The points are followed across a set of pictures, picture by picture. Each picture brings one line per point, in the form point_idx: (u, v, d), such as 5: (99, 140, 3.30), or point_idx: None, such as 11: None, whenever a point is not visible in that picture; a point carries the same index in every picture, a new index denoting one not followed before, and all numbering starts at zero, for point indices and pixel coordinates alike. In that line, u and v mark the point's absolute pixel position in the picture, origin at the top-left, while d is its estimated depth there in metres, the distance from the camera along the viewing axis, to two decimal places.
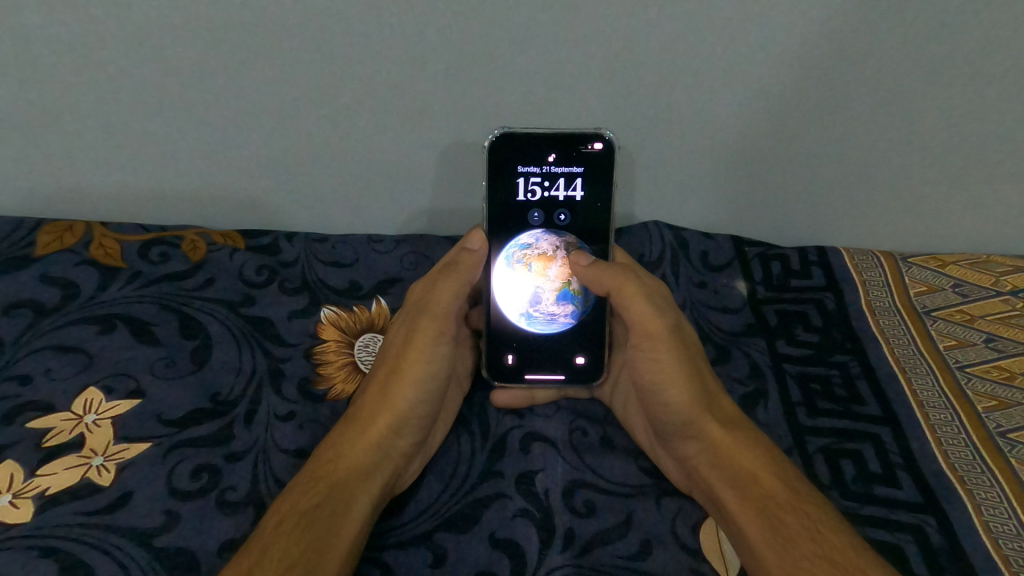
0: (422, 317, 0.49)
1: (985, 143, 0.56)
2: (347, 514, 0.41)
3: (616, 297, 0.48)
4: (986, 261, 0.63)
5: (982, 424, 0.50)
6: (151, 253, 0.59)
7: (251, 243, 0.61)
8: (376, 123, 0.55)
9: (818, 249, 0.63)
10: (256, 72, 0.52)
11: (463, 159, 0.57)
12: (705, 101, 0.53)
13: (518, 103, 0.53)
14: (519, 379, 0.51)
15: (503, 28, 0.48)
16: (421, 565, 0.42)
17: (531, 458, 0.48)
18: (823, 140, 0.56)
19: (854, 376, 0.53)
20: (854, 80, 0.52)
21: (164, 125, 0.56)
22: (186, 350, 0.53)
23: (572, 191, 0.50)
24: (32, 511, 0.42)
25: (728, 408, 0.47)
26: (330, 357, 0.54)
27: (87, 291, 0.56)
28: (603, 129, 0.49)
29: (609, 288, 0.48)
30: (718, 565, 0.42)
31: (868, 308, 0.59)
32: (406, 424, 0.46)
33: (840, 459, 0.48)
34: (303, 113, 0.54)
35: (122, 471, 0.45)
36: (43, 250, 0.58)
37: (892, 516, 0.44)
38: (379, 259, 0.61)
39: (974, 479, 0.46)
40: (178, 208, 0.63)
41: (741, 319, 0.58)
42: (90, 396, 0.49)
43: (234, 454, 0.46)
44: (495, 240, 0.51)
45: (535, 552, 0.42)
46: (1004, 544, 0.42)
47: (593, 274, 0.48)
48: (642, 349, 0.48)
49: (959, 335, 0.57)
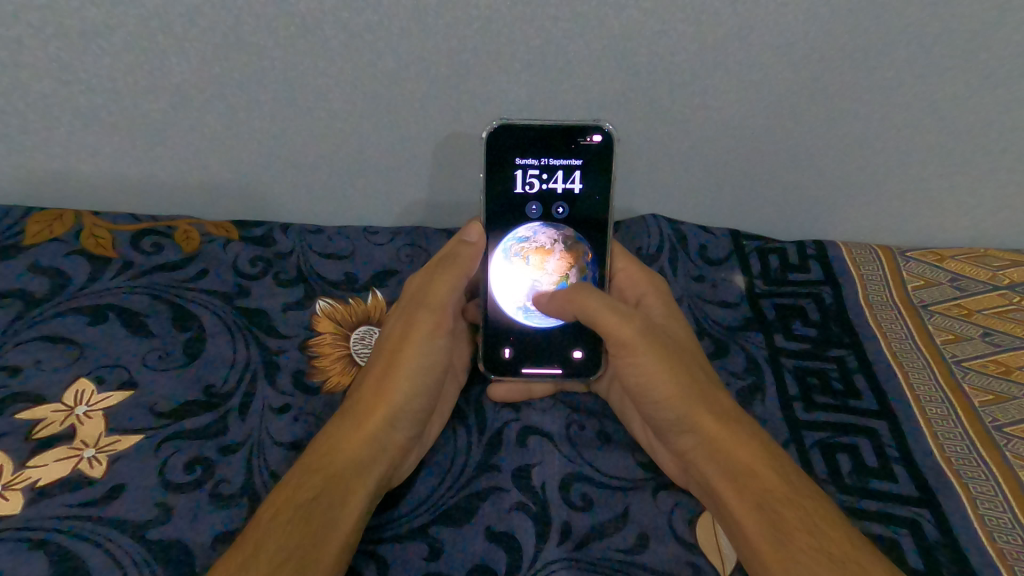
0: (420, 309, 0.48)
1: (982, 141, 0.57)
2: (343, 508, 0.40)
3: (581, 318, 0.47)
4: (984, 256, 0.63)
5: (978, 419, 0.50)
6: (142, 243, 0.59)
7: (245, 234, 0.60)
8: (373, 114, 0.54)
9: (816, 243, 0.63)
10: (253, 60, 0.50)
11: (460, 150, 0.57)
12: (707, 95, 0.53)
13: (517, 93, 0.52)
14: (516, 373, 0.51)
15: (503, 19, 0.48)
16: (417, 558, 0.41)
17: (529, 452, 0.47)
18: (824, 136, 0.56)
19: (851, 371, 0.54)
20: (857, 75, 0.52)
21: (159, 116, 0.55)
22: (179, 341, 0.52)
23: (571, 183, 0.50)
24: (22, 504, 0.42)
25: (724, 401, 0.46)
26: (326, 350, 0.53)
27: (77, 281, 0.55)
28: (603, 121, 0.48)
29: (573, 312, 0.47)
30: (714, 558, 0.42)
31: (866, 302, 0.59)
32: (403, 416, 0.45)
33: (838, 453, 0.48)
34: (302, 103, 0.53)
35: (115, 463, 0.44)
36: (31, 240, 0.57)
37: (888, 510, 0.44)
38: (376, 252, 0.61)
39: (970, 473, 0.46)
40: (170, 199, 0.62)
41: (739, 312, 0.58)
42: (81, 387, 0.48)
43: (228, 446, 0.46)
44: (494, 232, 0.50)
45: (532, 546, 0.42)
46: (999, 538, 0.42)
47: (557, 304, 0.48)
48: (620, 354, 0.47)
49: (956, 329, 0.58)
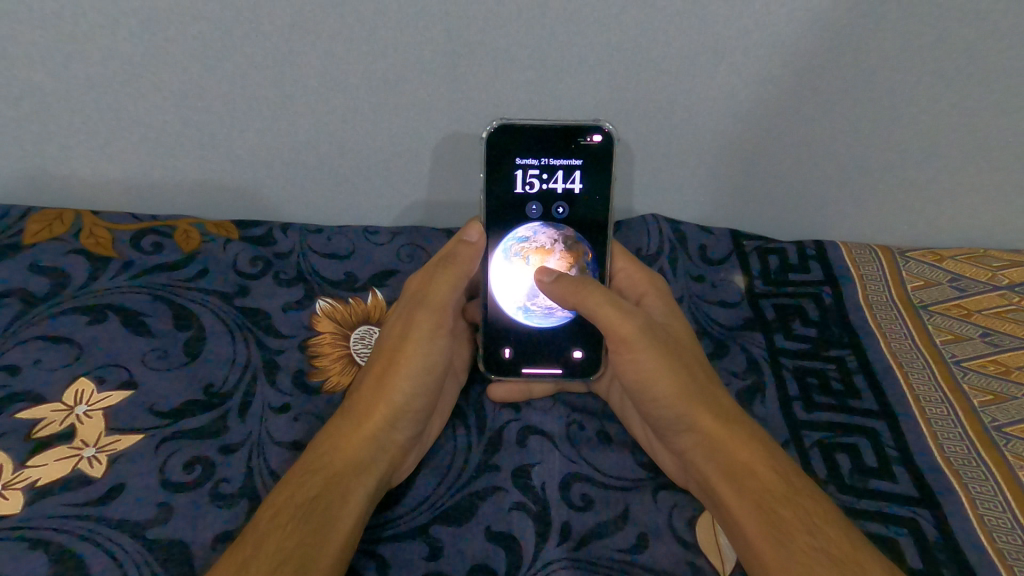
0: (420, 308, 0.48)
1: (982, 141, 0.57)
2: (343, 507, 0.40)
3: (582, 310, 0.46)
4: (983, 256, 0.63)
5: (977, 419, 0.50)
6: (142, 243, 0.59)
7: (245, 234, 0.60)
8: (374, 114, 0.54)
9: (816, 243, 0.63)
10: (254, 59, 0.50)
11: (460, 149, 0.57)
12: (707, 95, 0.53)
13: (517, 93, 0.52)
14: (516, 373, 0.51)
15: (504, 19, 0.48)
16: (417, 558, 0.41)
17: (528, 452, 0.47)
18: (824, 135, 0.56)
19: (851, 371, 0.54)
20: (857, 75, 0.52)
21: (161, 116, 0.55)
22: (179, 341, 0.52)
23: (571, 183, 0.50)
24: (21, 503, 0.42)
25: (724, 401, 0.47)
26: (326, 349, 0.53)
27: (77, 281, 0.55)
28: (603, 121, 0.48)
29: (574, 303, 0.47)
30: (714, 557, 0.42)
31: (865, 302, 0.59)
32: (403, 416, 0.45)
33: (837, 453, 0.48)
34: (303, 104, 0.53)
35: (115, 463, 0.44)
36: (31, 239, 0.57)
37: (888, 510, 0.44)
38: (376, 252, 0.61)
39: (969, 473, 0.46)
40: (171, 199, 0.62)
41: (739, 313, 0.58)
42: (80, 387, 0.48)
43: (228, 446, 0.46)
44: (495, 232, 0.50)
45: (532, 546, 0.42)
46: (998, 538, 0.42)
47: (557, 292, 0.48)
48: (621, 351, 0.47)
49: (956, 329, 0.58)
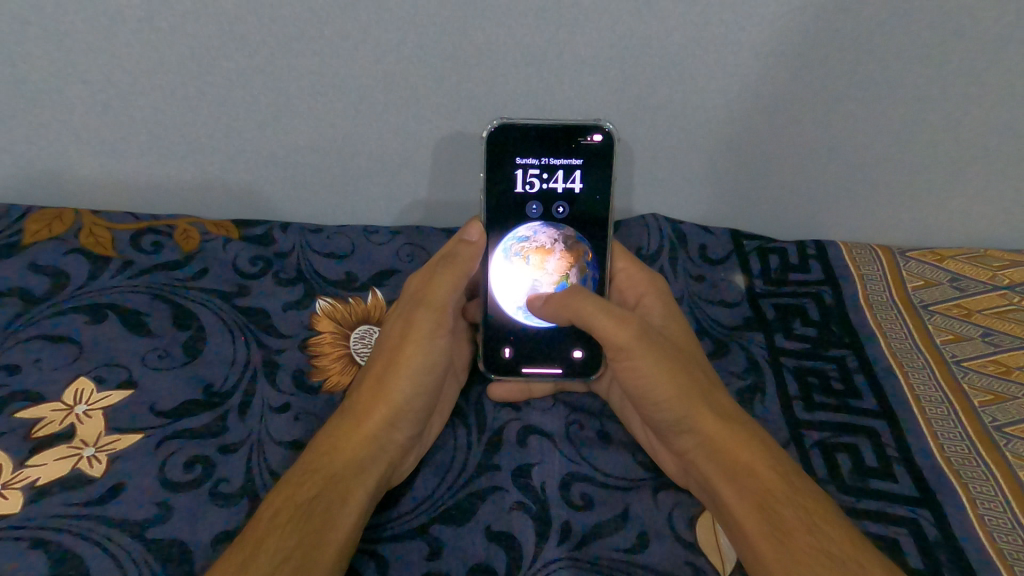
0: (420, 308, 0.48)
1: (982, 140, 0.57)
2: (343, 507, 0.40)
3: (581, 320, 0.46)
4: (984, 256, 0.63)
5: (978, 419, 0.50)
6: (142, 242, 0.58)
7: (245, 233, 0.60)
8: (374, 113, 0.54)
9: (817, 243, 0.63)
10: (255, 58, 0.50)
11: (461, 149, 0.57)
12: (708, 94, 0.53)
13: (517, 92, 0.52)
14: (516, 372, 0.51)
15: (505, 18, 0.48)
16: (417, 558, 0.41)
17: (529, 451, 0.47)
18: (825, 134, 0.56)
19: (851, 371, 0.54)
20: (858, 74, 0.52)
21: (161, 115, 0.55)
22: (179, 340, 0.52)
23: (571, 183, 0.50)
24: (21, 503, 0.41)
25: (723, 400, 0.46)
26: (325, 349, 0.53)
27: (76, 280, 0.55)
28: (604, 121, 0.48)
29: (572, 314, 0.47)
30: (714, 557, 0.42)
31: (866, 302, 0.59)
32: (403, 415, 0.45)
33: (837, 453, 0.48)
34: (303, 103, 0.53)
35: (115, 462, 0.44)
36: (31, 238, 0.57)
37: (888, 510, 0.44)
38: (376, 251, 0.61)
39: (970, 473, 0.46)
40: (171, 198, 0.62)
41: (739, 312, 0.58)
42: (80, 386, 0.48)
43: (228, 445, 0.46)
44: (495, 232, 0.50)
45: (532, 546, 0.42)
46: (999, 539, 0.42)
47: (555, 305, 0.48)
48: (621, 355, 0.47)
49: (956, 329, 0.58)
